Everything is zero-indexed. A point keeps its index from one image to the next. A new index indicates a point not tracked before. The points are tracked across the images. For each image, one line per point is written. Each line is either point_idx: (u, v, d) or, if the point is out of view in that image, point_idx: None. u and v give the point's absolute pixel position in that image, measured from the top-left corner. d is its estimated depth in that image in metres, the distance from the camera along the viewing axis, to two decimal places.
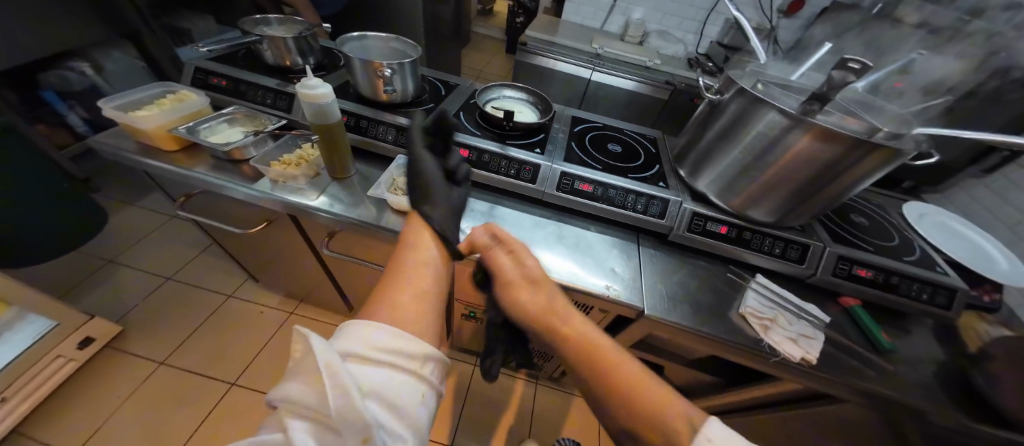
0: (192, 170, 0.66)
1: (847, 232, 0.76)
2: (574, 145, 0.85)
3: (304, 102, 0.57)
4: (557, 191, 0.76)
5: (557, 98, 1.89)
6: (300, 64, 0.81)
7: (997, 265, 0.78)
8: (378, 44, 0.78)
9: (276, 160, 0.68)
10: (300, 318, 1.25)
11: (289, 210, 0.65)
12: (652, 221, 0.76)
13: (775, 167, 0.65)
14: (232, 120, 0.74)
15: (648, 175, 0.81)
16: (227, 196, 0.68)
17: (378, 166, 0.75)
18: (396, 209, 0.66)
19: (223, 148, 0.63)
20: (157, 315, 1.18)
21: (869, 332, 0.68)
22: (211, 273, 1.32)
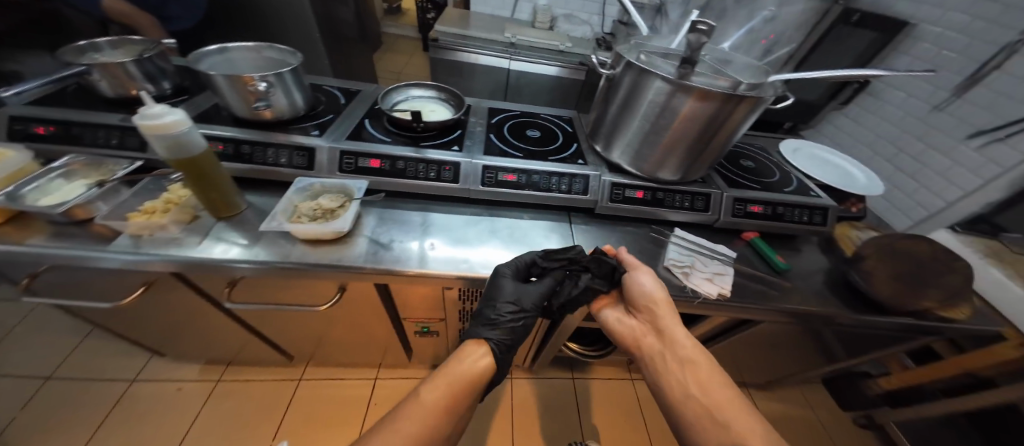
0: (25, 244, 0.55)
1: (737, 176, 0.87)
2: (493, 136, 0.84)
3: (150, 135, 0.49)
4: (483, 185, 0.75)
5: (481, 92, 1.88)
6: (150, 90, 0.72)
7: (857, 180, 0.93)
8: (247, 55, 0.71)
9: (136, 211, 0.60)
10: (235, 380, 1.12)
11: (168, 266, 0.57)
12: (578, 198, 0.79)
13: (671, 129, 0.71)
14: (69, 173, 0.63)
15: (566, 155, 0.84)
16: (85, 266, 0.58)
17: (274, 194, 0.70)
18: (304, 237, 0.60)
19: (56, 210, 0.54)
20: (44, 424, 0.98)
21: (768, 259, 0.79)
22: (110, 356, 1.12)
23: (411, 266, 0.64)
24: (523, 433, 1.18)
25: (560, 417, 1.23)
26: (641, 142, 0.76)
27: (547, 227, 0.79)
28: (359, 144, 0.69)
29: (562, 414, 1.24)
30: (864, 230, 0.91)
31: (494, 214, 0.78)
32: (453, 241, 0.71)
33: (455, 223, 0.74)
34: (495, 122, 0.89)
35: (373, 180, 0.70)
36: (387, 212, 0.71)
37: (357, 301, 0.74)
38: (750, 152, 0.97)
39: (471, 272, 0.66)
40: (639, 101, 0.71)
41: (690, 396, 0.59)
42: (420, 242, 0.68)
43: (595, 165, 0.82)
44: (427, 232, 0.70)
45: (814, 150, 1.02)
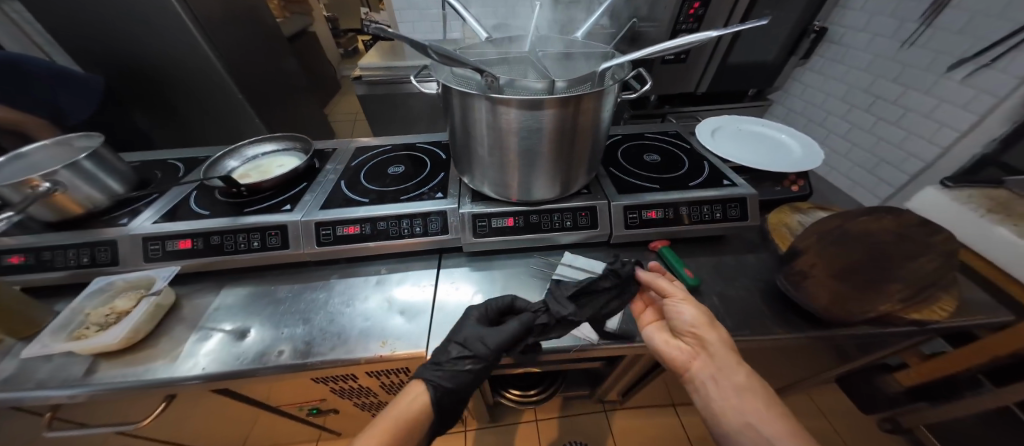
0: None
1: (633, 177, 0.74)
2: (343, 182, 0.74)
3: None
4: (319, 244, 0.66)
5: (424, 127, 1.56)
6: None
7: (791, 154, 0.79)
8: (44, 154, 0.69)
9: None
10: None
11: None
12: (437, 239, 0.67)
13: (528, 146, 0.58)
14: None
15: (425, 189, 0.72)
16: None
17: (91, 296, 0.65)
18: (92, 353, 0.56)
19: None
20: None
21: (677, 274, 0.67)
22: None
23: (215, 359, 0.57)
24: None
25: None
26: (505, 167, 0.62)
27: (407, 278, 0.69)
28: (163, 226, 0.65)
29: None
30: (811, 212, 0.76)
31: (347, 276, 0.69)
32: (276, 317, 0.63)
33: (285, 294, 0.66)
34: (355, 164, 0.80)
35: (188, 262, 0.66)
36: (216, 297, 0.66)
37: (199, 399, 0.66)
38: (657, 144, 0.85)
39: (286, 351, 0.57)
40: (478, 124, 0.57)
41: (740, 422, 0.46)
42: (237, 326, 0.61)
43: (457, 195, 0.70)
44: (258, 312, 0.64)
45: (738, 126, 0.90)
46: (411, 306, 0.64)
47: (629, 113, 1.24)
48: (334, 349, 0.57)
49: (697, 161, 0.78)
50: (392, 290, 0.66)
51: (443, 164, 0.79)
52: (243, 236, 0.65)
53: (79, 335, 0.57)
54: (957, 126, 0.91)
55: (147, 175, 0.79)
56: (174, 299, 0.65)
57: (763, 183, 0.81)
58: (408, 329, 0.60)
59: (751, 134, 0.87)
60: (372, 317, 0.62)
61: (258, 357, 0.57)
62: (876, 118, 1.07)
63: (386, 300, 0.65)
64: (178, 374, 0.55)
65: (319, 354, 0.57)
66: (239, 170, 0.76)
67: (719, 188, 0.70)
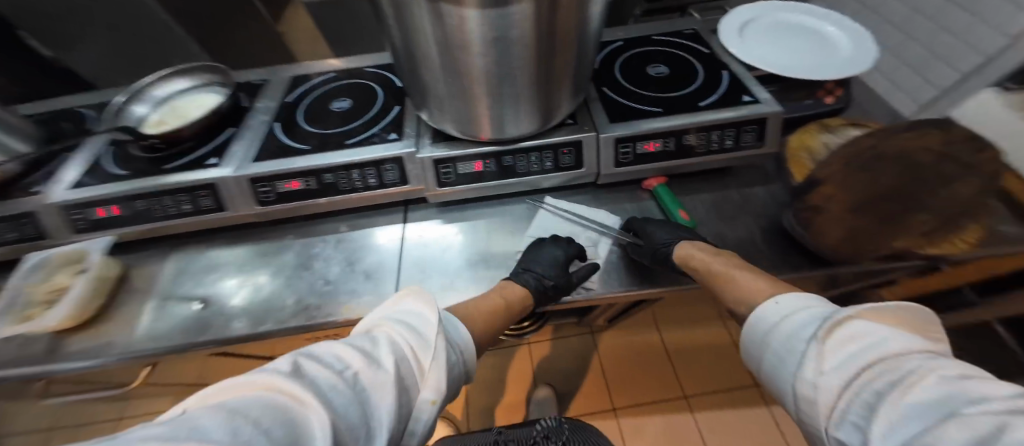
0: None
1: (629, 98, 0.60)
2: (278, 125, 0.62)
3: None
4: (260, 204, 0.57)
5: None
6: None
7: (833, 56, 0.63)
8: None
9: None
10: None
11: None
12: (397, 190, 0.58)
13: (502, 64, 0.43)
14: None
15: (375, 129, 0.59)
16: None
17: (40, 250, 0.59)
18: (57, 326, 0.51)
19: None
20: None
21: (670, 213, 0.59)
22: None
23: (172, 329, 0.52)
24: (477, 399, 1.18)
25: (515, 389, 1.20)
26: (469, 97, 0.48)
27: (371, 233, 0.62)
28: (78, 193, 0.55)
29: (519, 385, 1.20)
30: (840, 130, 0.64)
31: (303, 235, 0.62)
32: (235, 283, 0.58)
33: (238, 261, 0.60)
34: (290, 100, 0.67)
35: (123, 230, 0.59)
36: (169, 263, 0.61)
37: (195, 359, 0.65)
38: (660, 51, 0.68)
39: (243, 320, 0.52)
40: (421, 35, 0.41)
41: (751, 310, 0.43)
42: (194, 292, 0.57)
43: (414, 136, 0.58)
44: (211, 277, 0.58)
45: (774, 18, 0.72)
46: (377, 266, 0.57)
47: (642, 7, 0.96)
48: (292, 317, 0.52)
49: (712, 74, 0.63)
50: (352, 249, 0.60)
51: (398, 96, 0.66)
52: (171, 199, 0.56)
53: (24, 317, 0.53)
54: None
55: (56, 129, 0.69)
56: (122, 269, 0.59)
57: (787, 95, 0.67)
58: (376, 291, 0.54)
59: (787, 27, 0.70)
60: (333, 280, 0.56)
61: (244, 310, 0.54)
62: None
63: (343, 259, 0.59)
64: (125, 354, 0.49)
65: (279, 322, 0.51)
66: (154, 121, 0.64)
67: (738, 107, 0.57)
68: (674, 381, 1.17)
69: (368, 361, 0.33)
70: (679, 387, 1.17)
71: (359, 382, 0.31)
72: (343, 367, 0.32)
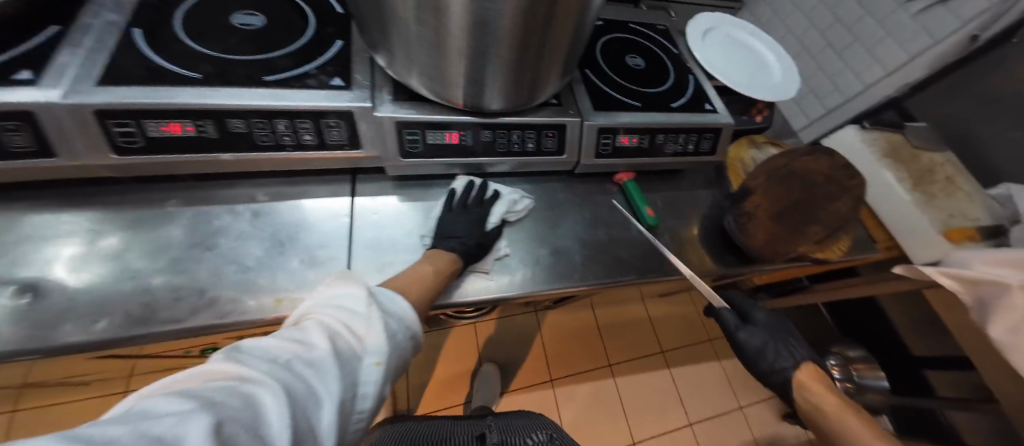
0: None
1: (610, 86, 0.58)
2: (142, 34, 0.41)
3: None
4: (118, 152, 0.38)
5: None
6: None
7: (772, 77, 0.70)
8: None
9: None
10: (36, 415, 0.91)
11: None
12: (343, 154, 0.46)
13: (505, 22, 0.35)
14: None
15: (315, 70, 0.44)
16: None
17: None
18: None
19: None
20: None
21: (636, 210, 0.60)
22: None
23: None
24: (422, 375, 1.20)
25: (458, 367, 1.24)
26: (453, 51, 0.39)
27: (311, 205, 0.49)
28: None
29: (462, 363, 1.24)
30: (765, 147, 0.73)
31: (201, 202, 0.46)
32: (92, 257, 0.40)
33: (94, 226, 0.42)
34: (162, 1, 0.46)
35: None
36: None
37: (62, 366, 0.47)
38: (635, 42, 0.67)
39: (109, 318, 0.36)
40: None
41: None
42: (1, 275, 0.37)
43: (367, 86, 0.45)
44: (26, 251, 0.39)
45: (729, 30, 0.76)
46: (315, 247, 0.45)
47: None
48: (200, 311, 0.38)
49: (681, 76, 0.64)
50: (281, 220, 0.47)
51: (337, 26, 0.50)
52: None
53: None
54: (886, 65, 0.89)
55: None
56: None
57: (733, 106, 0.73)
58: (317, 280, 0.43)
59: (738, 45, 0.74)
60: (249, 266, 0.42)
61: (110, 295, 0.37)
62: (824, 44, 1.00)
63: (269, 234, 0.45)
64: None
65: (171, 322, 0.37)
66: None
67: (700, 114, 0.59)
68: (601, 353, 1.32)
69: (302, 342, 0.27)
70: (605, 357, 1.31)
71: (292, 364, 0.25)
72: (272, 351, 0.25)
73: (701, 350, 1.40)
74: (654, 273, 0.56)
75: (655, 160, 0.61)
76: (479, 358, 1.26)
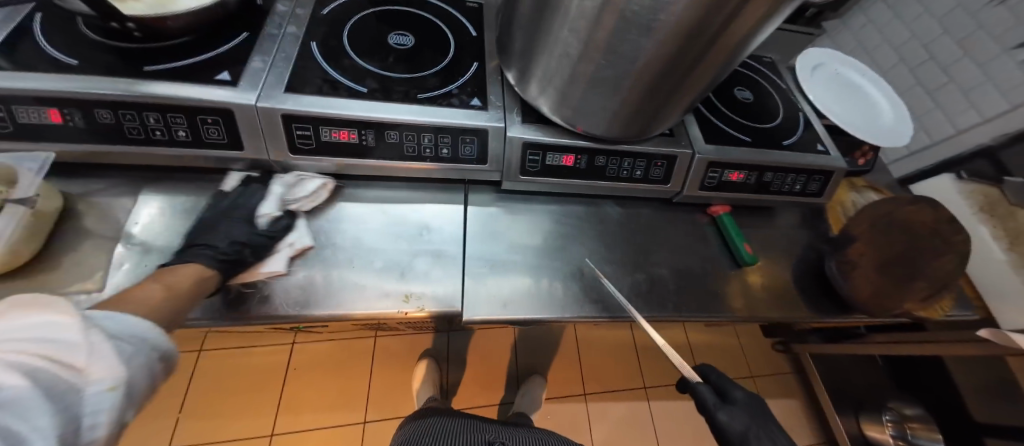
0: None
1: (721, 120, 0.58)
2: (315, 45, 0.46)
3: None
4: (291, 152, 0.43)
5: None
6: None
7: (881, 122, 0.68)
8: None
9: None
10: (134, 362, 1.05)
11: None
12: (469, 167, 0.49)
13: (658, 72, 0.36)
14: None
15: (455, 88, 0.48)
16: None
17: None
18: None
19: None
20: None
21: (732, 246, 0.59)
22: None
23: None
24: (461, 373, 1.22)
25: (494, 368, 1.25)
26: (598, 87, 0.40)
27: (429, 211, 0.52)
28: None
29: (500, 366, 1.25)
30: (864, 192, 0.72)
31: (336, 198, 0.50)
32: None
33: (247, 212, 0.46)
34: (325, 12, 0.50)
35: (70, 148, 0.41)
36: (137, 200, 0.44)
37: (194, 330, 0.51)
38: (743, 74, 0.66)
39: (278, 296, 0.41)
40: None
41: None
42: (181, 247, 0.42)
43: (500, 107, 0.48)
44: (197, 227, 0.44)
45: (837, 68, 0.74)
46: (437, 250, 0.49)
47: None
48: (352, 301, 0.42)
49: (789, 110, 0.63)
50: (411, 224, 0.51)
51: (471, 45, 0.53)
52: (158, 120, 0.39)
53: None
54: (985, 111, 0.86)
55: None
56: (63, 201, 0.41)
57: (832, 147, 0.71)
58: (442, 282, 0.47)
59: (845, 83, 0.72)
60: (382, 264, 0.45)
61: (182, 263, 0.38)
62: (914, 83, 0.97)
63: (405, 237, 0.49)
64: None
65: (327, 308, 0.41)
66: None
67: (812, 156, 0.58)
68: (636, 374, 1.30)
69: (64, 346, 0.24)
70: (640, 379, 1.30)
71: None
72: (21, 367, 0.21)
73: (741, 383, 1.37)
74: (745, 312, 0.55)
75: (760, 198, 0.60)
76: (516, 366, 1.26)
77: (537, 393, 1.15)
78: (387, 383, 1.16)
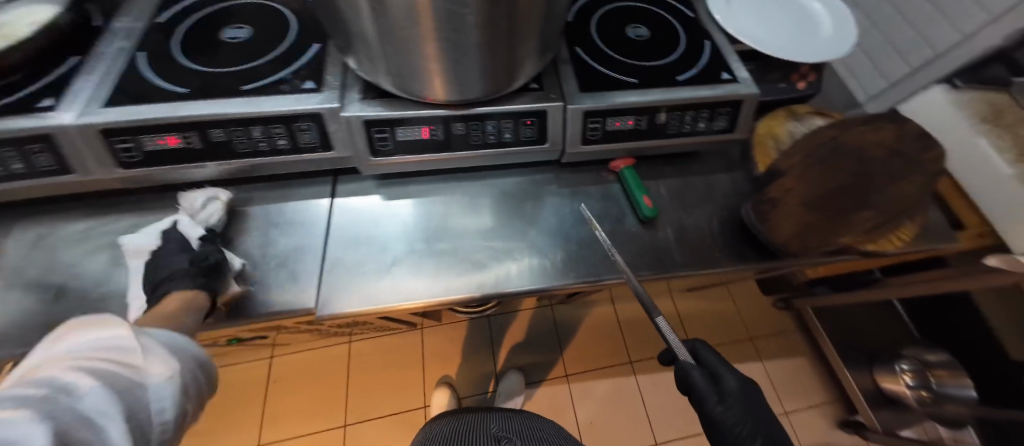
0: None
1: (602, 63, 0.52)
2: (144, 56, 0.46)
3: None
4: (130, 166, 0.43)
5: None
6: None
7: (817, 33, 0.59)
8: None
9: None
10: None
11: None
12: (321, 156, 0.47)
13: (449, 18, 0.32)
14: None
15: (287, 75, 0.45)
16: None
17: None
18: None
19: None
20: None
21: (634, 201, 0.55)
22: None
23: (12, 326, 0.39)
24: (442, 367, 1.24)
25: (474, 360, 1.26)
26: (407, 46, 0.35)
27: (297, 209, 0.51)
28: None
29: (480, 360, 1.25)
30: (806, 118, 0.61)
31: None
32: (102, 263, 0.45)
33: (118, 233, 0.47)
34: (164, 21, 0.50)
35: None
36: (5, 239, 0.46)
37: None
38: (638, 8, 0.60)
39: (122, 313, 0.41)
40: None
41: None
42: (47, 276, 0.43)
43: (337, 87, 0.45)
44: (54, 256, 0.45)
45: None
46: (296, 245, 0.47)
47: None
48: (193, 308, 0.41)
49: (694, 41, 0.56)
50: (277, 223, 0.49)
51: (314, 31, 0.51)
52: None
53: None
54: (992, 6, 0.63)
55: None
56: None
57: (762, 73, 0.62)
58: (298, 281, 0.44)
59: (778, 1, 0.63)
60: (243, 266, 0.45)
61: (70, 295, 0.42)
62: None
63: (266, 238, 0.48)
64: None
65: None
66: None
67: (713, 86, 0.50)
68: (621, 351, 1.27)
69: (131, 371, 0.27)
70: (625, 353, 1.26)
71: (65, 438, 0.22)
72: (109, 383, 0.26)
73: (738, 347, 1.30)
74: (648, 270, 0.50)
75: (662, 145, 0.55)
76: (499, 360, 1.25)
77: (511, 384, 1.18)
78: (367, 383, 1.20)
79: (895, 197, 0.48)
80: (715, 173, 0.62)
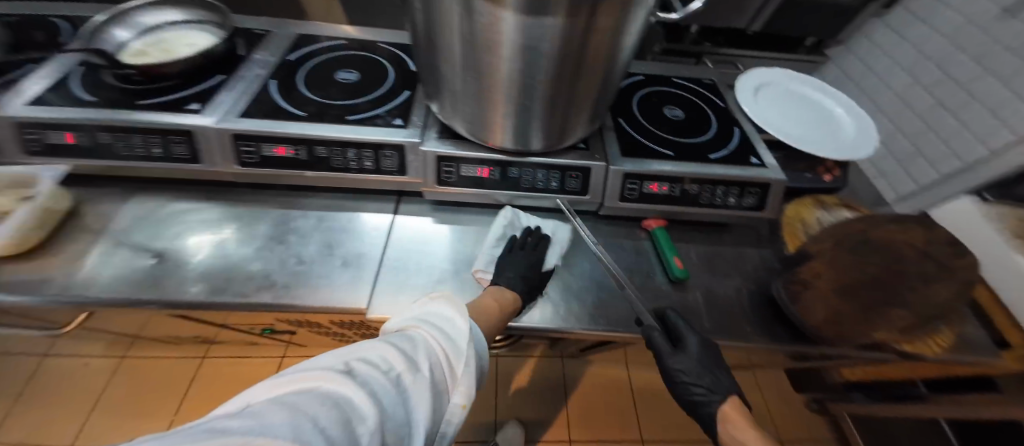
0: None
1: (643, 135, 0.60)
2: (274, 82, 0.58)
3: None
4: (242, 164, 0.52)
5: None
6: None
7: (843, 135, 0.64)
8: None
9: None
10: None
11: None
12: (392, 178, 0.54)
13: (529, 85, 0.40)
14: None
15: (381, 110, 0.55)
16: None
17: None
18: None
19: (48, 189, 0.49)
20: None
21: (664, 260, 0.58)
22: None
23: (113, 280, 0.46)
24: None
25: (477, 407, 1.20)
26: (490, 103, 0.44)
27: (361, 222, 0.57)
28: (32, 112, 0.48)
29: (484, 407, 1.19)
30: (835, 210, 0.65)
31: (282, 205, 0.58)
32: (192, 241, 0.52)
33: (210, 218, 0.55)
34: (293, 58, 0.63)
35: (81, 163, 0.53)
36: (122, 207, 0.55)
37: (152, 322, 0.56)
38: (679, 95, 0.69)
39: (200, 285, 0.46)
40: (447, 30, 0.37)
41: None
42: (148, 244, 0.50)
43: (419, 126, 0.54)
44: (156, 229, 0.52)
45: (787, 87, 0.74)
46: (354, 251, 0.53)
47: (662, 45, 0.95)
48: (260, 291, 0.46)
49: (726, 128, 0.63)
50: (341, 232, 0.55)
51: (407, 80, 0.62)
52: (140, 140, 0.50)
53: None
54: None
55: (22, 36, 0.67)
56: (72, 204, 0.53)
57: (791, 162, 0.68)
58: (351, 282, 0.49)
59: (805, 103, 0.71)
60: (308, 260, 0.51)
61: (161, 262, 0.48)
62: (934, 104, 0.81)
63: (330, 242, 0.54)
64: (65, 298, 0.43)
65: (237, 295, 0.46)
66: (137, 53, 0.60)
67: (744, 167, 0.56)
68: (632, 424, 1.19)
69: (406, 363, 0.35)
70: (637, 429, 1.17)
71: (396, 383, 0.33)
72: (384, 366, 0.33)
73: None
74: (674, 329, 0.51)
75: (693, 213, 0.59)
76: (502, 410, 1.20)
77: (510, 436, 1.12)
78: None
79: (929, 297, 0.49)
80: (743, 247, 0.64)
